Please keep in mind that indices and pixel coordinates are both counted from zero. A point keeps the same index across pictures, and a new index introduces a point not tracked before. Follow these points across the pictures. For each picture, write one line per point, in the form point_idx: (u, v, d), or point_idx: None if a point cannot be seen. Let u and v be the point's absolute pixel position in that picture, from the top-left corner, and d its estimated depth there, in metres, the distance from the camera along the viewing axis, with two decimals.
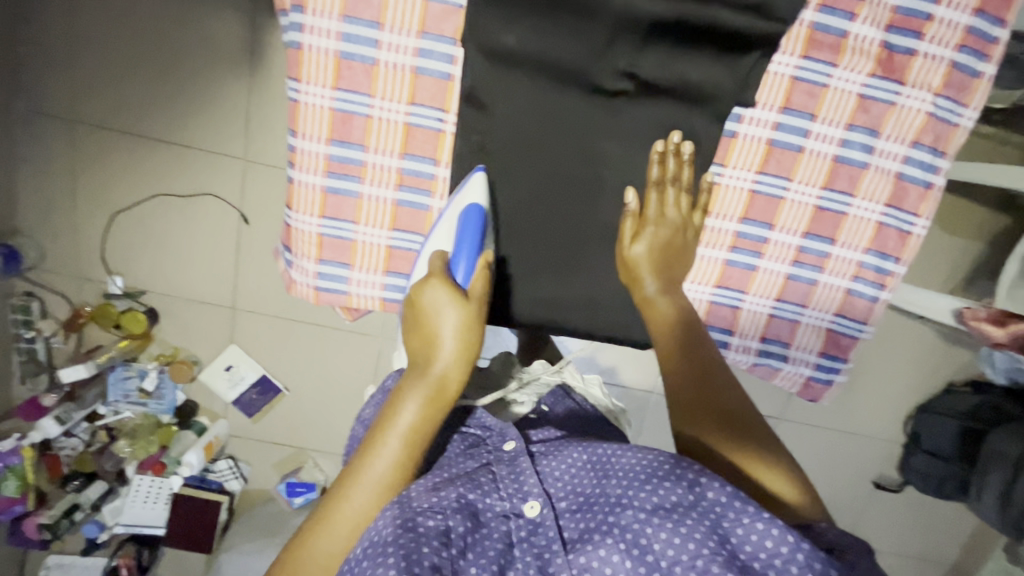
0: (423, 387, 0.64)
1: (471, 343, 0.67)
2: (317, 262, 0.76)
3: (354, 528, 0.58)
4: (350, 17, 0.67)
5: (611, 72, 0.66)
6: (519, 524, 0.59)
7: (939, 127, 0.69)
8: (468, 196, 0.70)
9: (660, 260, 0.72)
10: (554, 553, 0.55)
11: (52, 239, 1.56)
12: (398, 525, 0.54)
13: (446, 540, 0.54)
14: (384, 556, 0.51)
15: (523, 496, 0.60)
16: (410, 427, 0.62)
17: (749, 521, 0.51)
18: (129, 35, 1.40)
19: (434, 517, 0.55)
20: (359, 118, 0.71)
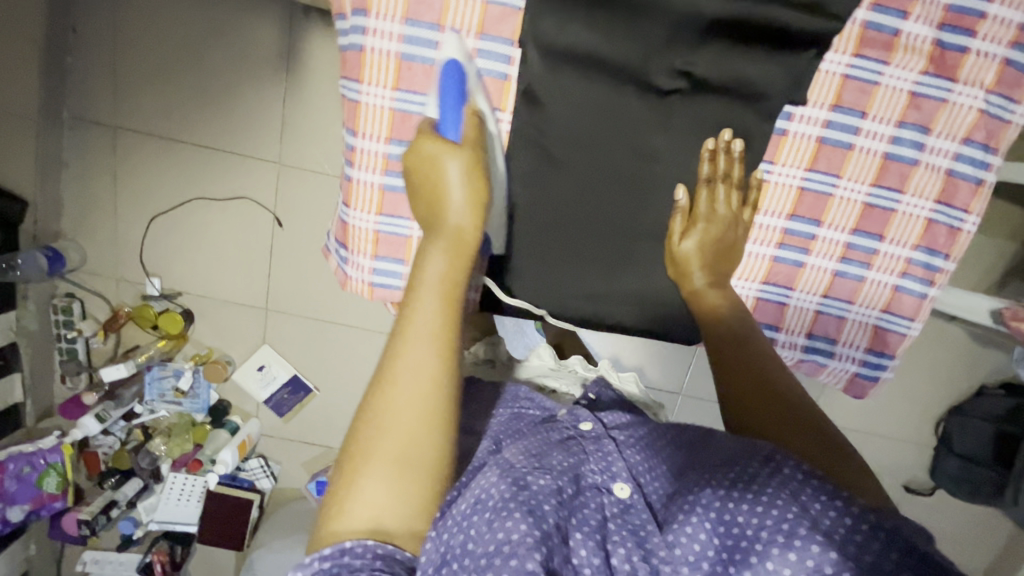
0: (442, 240, 0.64)
1: (478, 189, 0.65)
2: (373, 259, 0.75)
3: (411, 390, 0.56)
4: (412, 20, 0.67)
5: (666, 70, 0.68)
6: (610, 501, 0.59)
7: (990, 124, 0.69)
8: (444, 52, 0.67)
9: (711, 255, 0.73)
10: (650, 531, 0.56)
11: (93, 242, 1.61)
12: (511, 483, 0.55)
13: (559, 499, 0.56)
14: (508, 513, 0.51)
15: (613, 476, 0.61)
16: (436, 281, 0.61)
17: (822, 494, 0.52)
18: (170, 44, 1.45)
19: (544, 478, 0.57)
20: (417, 118, 0.70)
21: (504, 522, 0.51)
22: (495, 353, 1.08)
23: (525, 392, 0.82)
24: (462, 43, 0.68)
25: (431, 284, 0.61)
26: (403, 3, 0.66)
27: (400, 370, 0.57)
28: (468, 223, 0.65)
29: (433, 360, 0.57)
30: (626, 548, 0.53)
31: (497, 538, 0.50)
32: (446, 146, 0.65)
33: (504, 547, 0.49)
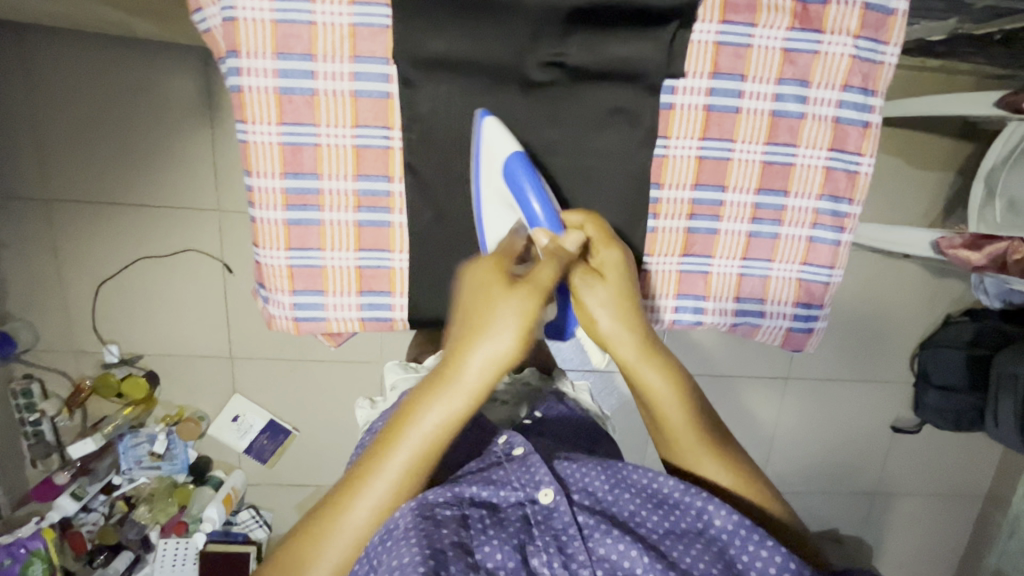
0: (456, 388, 0.63)
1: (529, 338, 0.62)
2: (291, 294, 0.73)
3: (391, 484, 0.64)
4: (283, 54, 0.65)
5: (538, 64, 0.68)
6: (535, 509, 0.67)
7: (864, 67, 0.71)
8: (498, 158, 0.69)
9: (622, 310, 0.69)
10: (571, 537, 0.63)
11: (43, 318, 1.58)
12: (417, 514, 0.61)
13: (465, 524, 0.63)
14: (407, 541, 0.58)
15: (536, 486, 0.68)
16: (435, 428, 0.63)
17: (752, 546, 0.63)
18: (85, 108, 1.42)
19: (451, 508, 0.63)
20: (309, 149, 0.69)
21: (401, 549, 0.57)
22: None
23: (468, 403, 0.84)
24: (502, 131, 0.69)
25: (432, 424, 0.63)
26: (271, 38, 0.65)
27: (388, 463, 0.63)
28: (487, 382, 0.63)
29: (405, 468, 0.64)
30: (547, 556, 0.61)
31: (393, 564, 0.57)
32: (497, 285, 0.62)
33: (397, 569, 0.56)
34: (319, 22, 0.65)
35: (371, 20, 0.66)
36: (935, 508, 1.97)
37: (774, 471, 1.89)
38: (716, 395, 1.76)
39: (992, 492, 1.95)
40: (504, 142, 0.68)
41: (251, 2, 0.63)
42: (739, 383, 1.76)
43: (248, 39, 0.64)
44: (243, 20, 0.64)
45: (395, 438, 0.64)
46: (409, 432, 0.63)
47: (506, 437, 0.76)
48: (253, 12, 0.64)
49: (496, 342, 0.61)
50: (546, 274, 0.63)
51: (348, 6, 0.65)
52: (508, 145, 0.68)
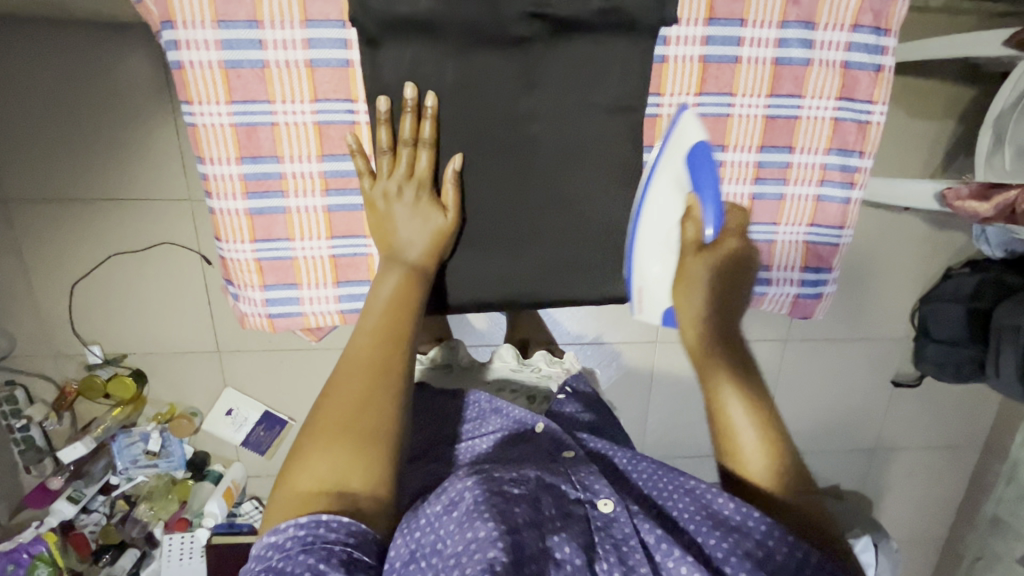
0: (399, 271, 0.65)
1: (444, 245, 0.67)
2: (262, 289, 0.67)
3: (356, 373, 0.60)
4: (225, 22, 0.58)
5: (516, 17, 0.60)
6: (594, 515, 0.62)
7: (876, 5, 0.64)
8: (685, 136, 0.66)
9: (719, 285, 0.69)
10: (633, 549, 0.58)
11: (18, 323, 1.52)
12: (486, 491, 0.59)
13: (532, 504, 0.60)
14: (480, 515, 0.55)
15: (596, 493, 0.64)
16: (389, 298, 0.64)
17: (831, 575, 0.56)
18: (33, 97, 1.32)
19: (517, 486, 0.62)
20: (265, 129, 0.61)
21: (471, 524, 0.55)
22: (453, 356, 1.10)
23: (487, 399, 0.89)
24: (699, 122, 0.66)
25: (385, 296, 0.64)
26: (208, 3, 0.57)
27: (356, 342, 0.63)
28: (423, 254, 0.66)
29: (374, 344, 0.62)
30: (608, 564, 0.57)
31: (467, 537, 0.54)
32: (415, 195, 0.64)
33: (472, 544, 0.53)
34: None
35: None
36: (936, 459, 1.99)
37: None
38: None
39: (990, 441, 1.96)
40: (693, 127, 0.65)
41: None
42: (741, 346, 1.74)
43: (183, 7, 0.56)
44: None
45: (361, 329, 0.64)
46: (371, 310, 0.64)
47: (543, 425, 0.80)
48: None
49: (421, 229, 0.65)
50: (454, 197, 0.65)
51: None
52: (695, 130, 0.66)
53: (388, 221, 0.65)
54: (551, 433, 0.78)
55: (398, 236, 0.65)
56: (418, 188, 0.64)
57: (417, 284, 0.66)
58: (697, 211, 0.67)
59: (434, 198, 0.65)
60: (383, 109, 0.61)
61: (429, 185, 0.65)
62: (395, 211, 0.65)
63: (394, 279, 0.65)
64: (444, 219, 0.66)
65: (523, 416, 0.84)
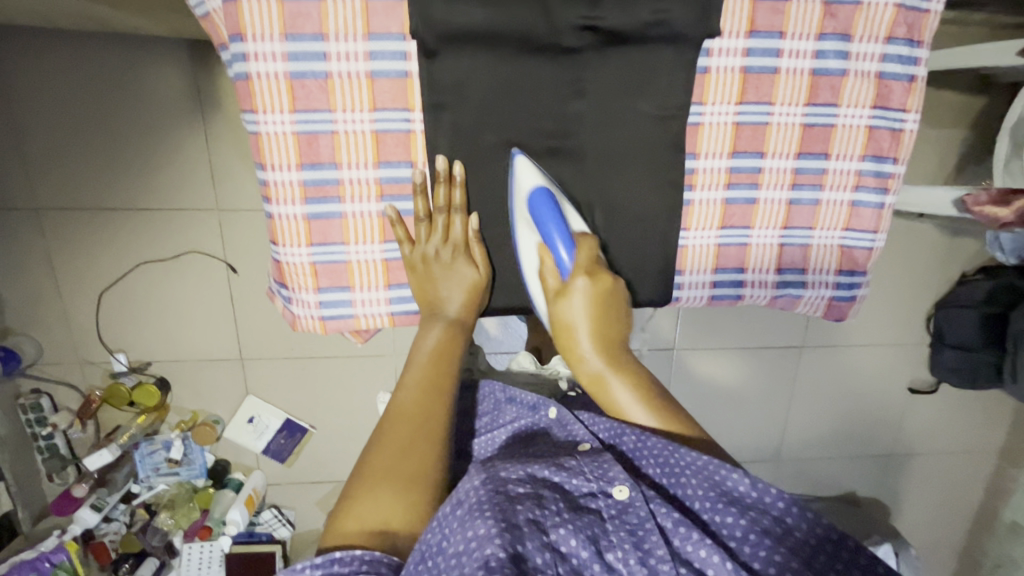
0: (442, 325, 0.70)
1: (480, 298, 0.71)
2: (316, 292, 0.69)
3: (410, 417, 0.65)
4: (292, 35, 0.59)
5: (567, 30, 0.62)
6: (608, 504, 0.65)
7: (910, 17, 0.65)
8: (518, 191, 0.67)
9: (586, 310, 0.69)
10: (648, 532, 0.61)
11: (46, 330, 1.54)
12: (490, 489, 0.61)
13: (537, 501, 0.62)
14: (480, 514, 0.57)
15: (610, 481, 0.66)
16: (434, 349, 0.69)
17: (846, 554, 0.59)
18: (70, 110, 1.36)
19: (522, 485, 0.63)
20: (324, 137, 0.63)
21: (471, 523, 0.57)
22: (474, 361, 1.20)
23: (501, 389, 0.88)
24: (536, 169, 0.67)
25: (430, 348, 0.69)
26: (278, 17, 0.58)
27: (405, 388, 0.67)
28: (463, 307, 0.71)
29: (419, 390, 0.67)
30: (623, 551, 0.59)
31: (466, 536, 0.56)
32: (455, 256, 0.68)
33: (471, 544, 0.55)
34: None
35: None
36: (952, 466, 1.99)
37: (793, 439, 1.89)
38: (737, 365, 1.75)
39: (1007, 447, 1.97)
40: (526, 179, 0.66)
41: None
42: (760, 352, 1.76)
43: (253, 21, 0.58)
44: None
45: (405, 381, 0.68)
46: (413, 363, 0.69)
47: (558, 415, 0.79)
48: None
49: (461, 286, 0.69)
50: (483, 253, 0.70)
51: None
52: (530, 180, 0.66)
53: (420, 281, 0.69)
54: (566, 425, 0.78)
55: (442, 290, 0.69)
56: (455, 249, 0.68)
57: (457, 335, 0.71)
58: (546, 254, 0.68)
59: (469, 258, 0.70)
60: (417, 181, 0.65)
61: (465, 247, 0.69)
62: (433, 268, 0.68)
63: (438, 333, 0.70)
64: (478, 273, 0.70)
65: (533, 401, 0.83)
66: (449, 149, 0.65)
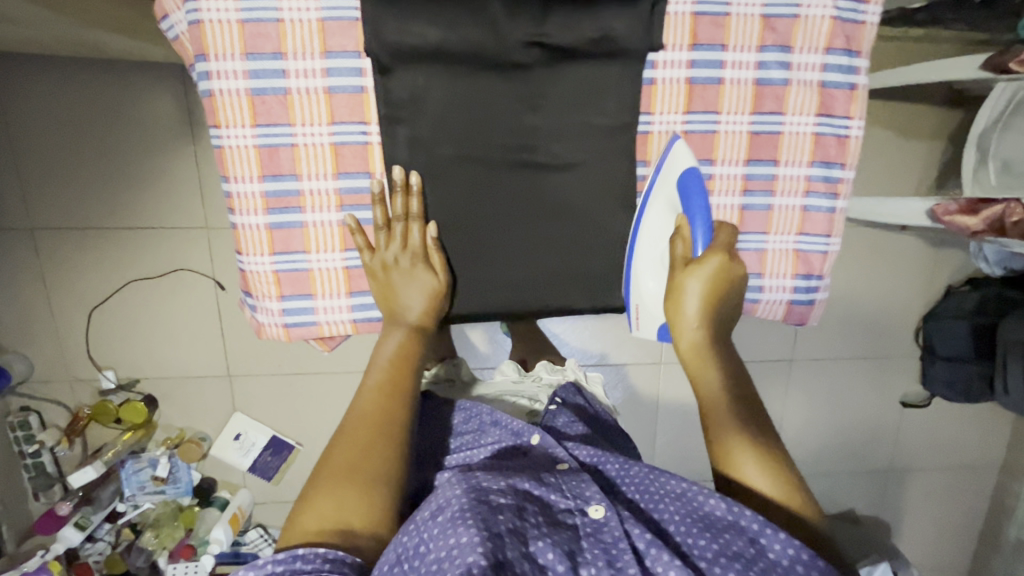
0: (399, 332, 0.70)
1: (440, 304, 0.71)
2: (279, 300, 0.71)
3: (365, 425, 0.64)
4: (253, 54, 0.62)
5: (516, 45, 0.64)
6: (584, 521, 0.64)
7: (847, 29, 0.67)
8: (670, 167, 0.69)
9: (708, 297, 0.68)
10: (622, 551, 0.60)
11: (37, 349, 1.56)
12: (472, 497, 0.61)
13: (519, 512, 0.62)
14: (463, 522, 0.57)
15: (586, 500, 0.65)
16: (389, 357, 0.69)
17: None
18: (67, 134, 1.41)
19: (503, 496, 0.63)
20: (285, 149, 0.66)
21: (454, 530, 0.57)
22: (456, 371, 1.14)
23: (488, 412, 0.88)
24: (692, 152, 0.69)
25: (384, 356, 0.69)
26: (239, 38, 0.62)
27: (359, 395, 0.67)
28: (422, 313, 0.70)
29: (377, 396, 0.66)
30: (595, 567, 0.58)
31: (449, 544, 0.56)
32: (409, 263, 0.68)
33: (453, 551, 0.55)
34: (286, 19, 0.62)
35: (339, 13, 0.62)
36: (952, 481, 1.95)
37: None
38: None
39: (1007, 461, 1.93)
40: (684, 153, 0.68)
41: (216, 2, 0.61)
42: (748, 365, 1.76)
43: (216, 42, 0.62)
44: (210, 23, 0.61)
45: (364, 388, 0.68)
46: (373, 367, 0.68)
47: (541, 438, 0.79)
48: (219, 14, 0.61)
49: (417, 292, 0.69)
50: (439, 258, 0.70)
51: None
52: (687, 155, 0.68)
53: (379, 287, 0.69)
54: (547, 449, 0.78)
55: (402, 295, 0.69)
56: (413, 258, 0.69)
57: (416, 342, 0.70)
58: (686, 229, 0.69)
59: (428, 266, 0.69)
60: (376, 190, 0.66)
61: (422, 256, 0.69)
62: (390, 276, 0.69)
63: (396, 340, 0.70)
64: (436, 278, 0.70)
65: (520, 427, 0.82)
66: (406, 159, 0.67)
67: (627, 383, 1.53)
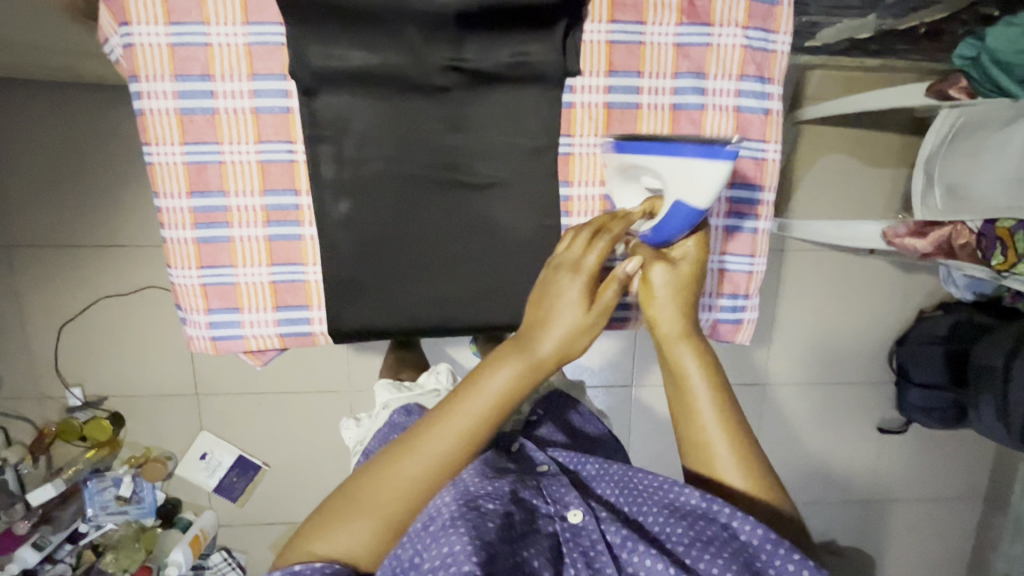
0: (522, 359, 0.58)
1: (587, 331, 0.60)
2: (207, 312, 0.72)
3: (436, 457, 0.56)
4: (181, 76, 0.65)
5: (435, 71, 0.66)
6: (563, 527, 0.59)
7: (757, 57, 0.70)
8: (686, 187, 0.60)
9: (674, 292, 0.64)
10: (599, 553, 0.56)
11: (5, 364, 1.57)
12: (462, 503, 0.55)
13: (507, 522, 0.56)
14: (456, 529, 0.52)
15: (563, 502, 0.61)
16: (500, 393, 0.58)
17: (792, 565, 0.53)
18: (45, 154, 1.45)
19: (494, 501, 0.56)
20: (213, 167, 0.68)
21: (447, 538, 0.52)
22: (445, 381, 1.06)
23: None
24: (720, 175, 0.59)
25: (491, 391, 0.58)
26: (168, 60, 0.65)
27: (450, 420, 0.57)
28: (560, 351, 0.59)
29: (458, 436, 0.57)
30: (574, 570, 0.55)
31: (443, 553, 0.51)
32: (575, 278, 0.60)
33: (447, 561, 0.50)
34: (214, 44, 0.65)
35: (265, 39, 0.65)
36: (935, 513, 1.91)
37: None
38: None
39: (991, 491, 1.89)
40: (705, 188, 0.59)
41: (147, 27, 0.64)
42: None
43: (146, 64, 0.64)
44: (140, 46, 0.64)
45: (441, 420, 0.57)
46: (474, 396, 0.57)
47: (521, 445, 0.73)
48: (149, 38, 0.64)
49: (569, 313, 0.59)
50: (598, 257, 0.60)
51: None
52: (706, 198, 0.59)
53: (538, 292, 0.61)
54: (529, 453, 0.72)
55: (547, 336, 0.59)
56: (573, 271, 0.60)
57: (530, 380, 0.59)
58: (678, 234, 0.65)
59: (589, 283, 0.59)
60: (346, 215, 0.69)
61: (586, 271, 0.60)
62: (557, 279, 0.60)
63: (510, 369, 0.58)
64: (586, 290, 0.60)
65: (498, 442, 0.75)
66: (331, 178, 0.69)
67: (603, 402, 1.56)
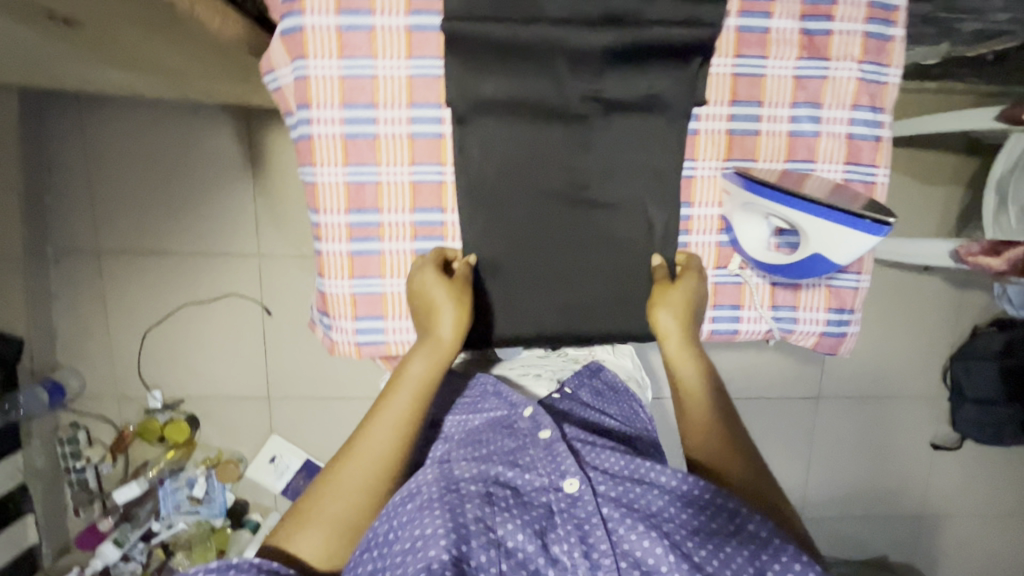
0: (428, 347, 0.73)
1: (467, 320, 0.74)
2: (354, 319, 0.78)
3: (372, 463, 0.69)
4: (349, 104, 0.72)
5: (577, 100, 0.73)
6: (559, 496, 0.69)
7: (871, 88, 0.75)
8: (828, 245, 0.68)
9: (684, 319, 0.76)
10: (593, 526, 0.66)
11: (91, 366, 1.65)
12: (445, 487, 0.67)
13: (489, 500, 0.67)
14: (431, 512, 0.63)
15: (562, 474, 0.70)
16: (419, 378, 0.72)
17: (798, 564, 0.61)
18: (141, 169, 1.55)
19: (476, 484, 0.69)
20: (370, 186, 0.74)
21: (423, 519, 0.63)
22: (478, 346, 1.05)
23: (492, 382, 0.86)
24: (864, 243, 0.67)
25: (413, 378, 0.72)
26: (338, 91, 0.71)
27: (373, 432, 0.70)
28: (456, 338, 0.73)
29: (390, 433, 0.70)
30: (568, 543, 0.64)
31: (417, 533, 0.62)
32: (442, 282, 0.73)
33: (419, 540, 0.61)
34: (380, 76, 0.72)
35: (425, 71, 0.72)
36: (989, 530, 1.90)
37: (815, 494, 1.84)
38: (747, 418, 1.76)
39: None
40: (847, 251, 0.68)
41: (322, 61, 0.70)
42: (772, 402, 1.77)
43: (318, 93, 0.71)
44: (315, 78, 0.71)
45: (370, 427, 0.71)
46: (399, 391, 0.72)
47: (532, 413, 0.79)
48: (323, 70, 0.71)
49: (451, 308, 0.72)
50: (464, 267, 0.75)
51: (405, 13, 0.70)
52: (842, 258, 0.68)
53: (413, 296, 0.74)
54: (539, 420, 0.78)
55: (442, 330, 0.73)
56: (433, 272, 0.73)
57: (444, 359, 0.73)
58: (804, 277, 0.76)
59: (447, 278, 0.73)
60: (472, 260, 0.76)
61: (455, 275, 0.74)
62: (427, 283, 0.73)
63: (422, 357, 0.73)
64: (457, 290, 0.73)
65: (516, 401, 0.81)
66: (475, 194, 0.75)
67: (659, 414, 1.50)
